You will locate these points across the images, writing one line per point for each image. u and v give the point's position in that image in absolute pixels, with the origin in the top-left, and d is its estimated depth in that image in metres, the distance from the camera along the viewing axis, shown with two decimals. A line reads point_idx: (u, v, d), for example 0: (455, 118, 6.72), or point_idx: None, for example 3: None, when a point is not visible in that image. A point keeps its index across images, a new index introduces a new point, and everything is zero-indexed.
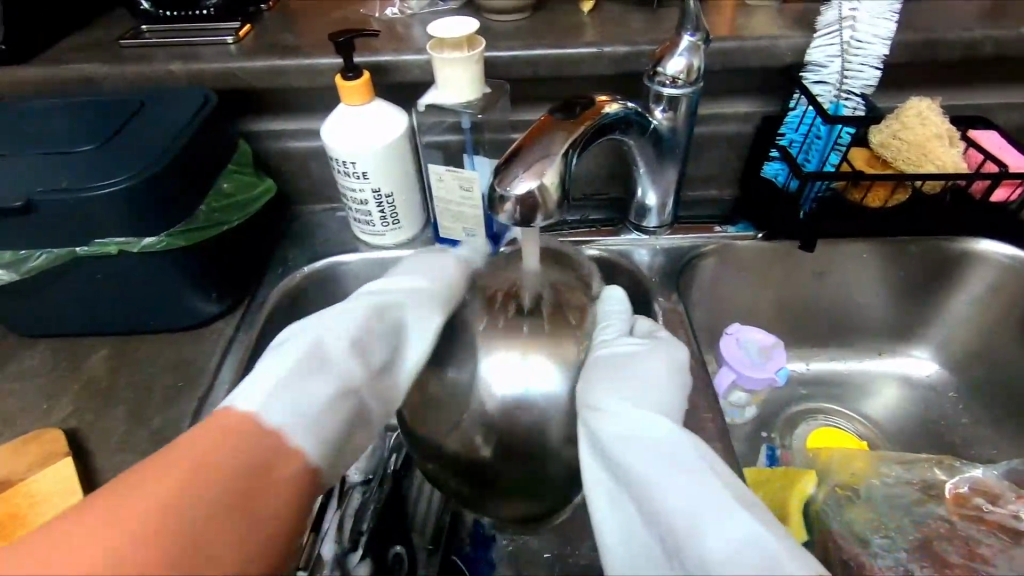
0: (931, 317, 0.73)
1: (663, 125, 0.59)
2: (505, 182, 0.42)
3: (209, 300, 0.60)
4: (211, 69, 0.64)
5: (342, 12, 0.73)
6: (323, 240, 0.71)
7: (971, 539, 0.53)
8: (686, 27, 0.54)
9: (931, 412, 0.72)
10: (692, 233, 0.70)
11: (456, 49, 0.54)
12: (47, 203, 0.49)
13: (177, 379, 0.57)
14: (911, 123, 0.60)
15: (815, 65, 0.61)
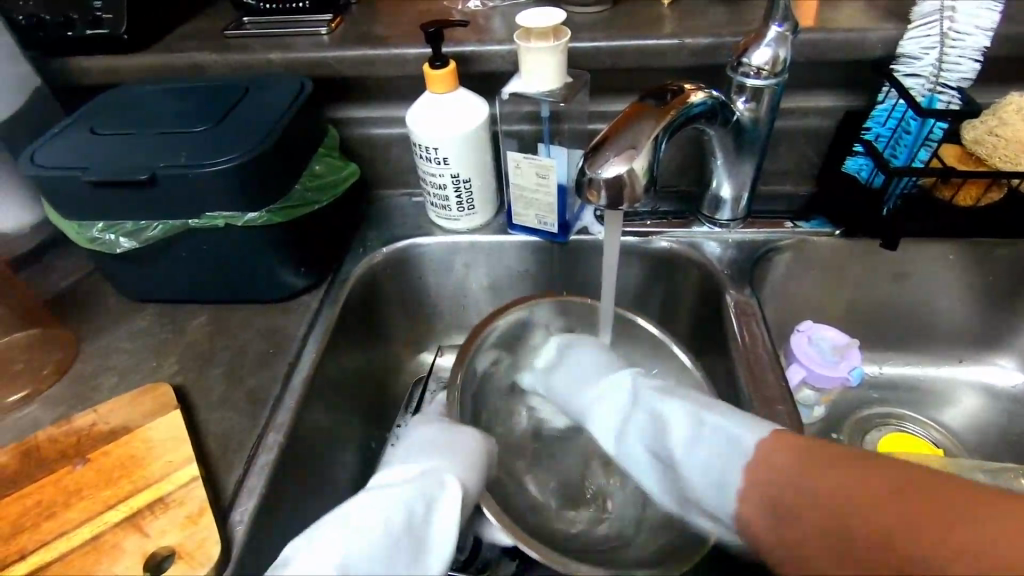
0: (1019, 325, 0.70)
1: (745, 117, 0.59)
2: (595, 166, 0.43)
3: (298, 274, 0.64)
4: (306, 58, 0.68)
5: (426, 4, 0.76)
6: (399, 223, 0.75)
7: None
8: (774, 17, 0.53)
9: (1014, 425, 0.69)
10: (766, 228, 0.69)
11: (542, 38, 0.56)
12: (167, 177, 0.54)
13: (268, 345, 0.62)
14: (1011, 119, 0.57)
15: (907, 57, 0.59)
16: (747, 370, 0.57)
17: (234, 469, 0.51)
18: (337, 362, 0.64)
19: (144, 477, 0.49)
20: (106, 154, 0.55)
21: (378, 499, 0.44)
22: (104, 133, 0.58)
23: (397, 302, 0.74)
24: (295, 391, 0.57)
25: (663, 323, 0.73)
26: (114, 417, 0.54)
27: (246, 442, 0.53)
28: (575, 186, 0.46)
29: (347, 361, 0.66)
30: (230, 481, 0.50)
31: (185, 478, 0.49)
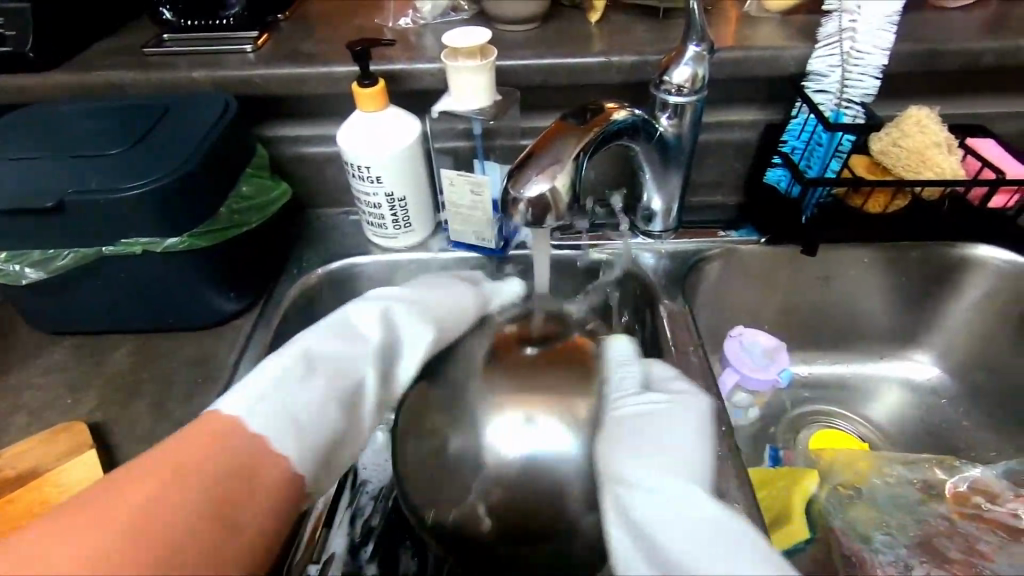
0: (931, 322, 0.75)
1: (668, 132, 0.61)
2: (518, 184, 0.44)
3: (227, 298, 0.62)
4: (232, 76, 0.66)
5: (357, 21, 0.75)
6: (336, 242, 0.73)
7: (969, 535, 0.54)
8: (691, 37, 0.56)
9: (931, 416, 0.74)
10: (696, 237, 0.71)
11: (469, 57, 0.56)
12: (78, 203, 0.51)
13: (196, 375, 0.59)
14: (911, 131, 0.62)
15: (816, 74, 0.63)
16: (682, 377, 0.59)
17: None
18: None
19: None
20: (9, 179, 0.52)
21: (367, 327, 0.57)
22: (7, 157, 0.55)
23: None
24: None
25: None
26: (23, 461, 0.50)
27: None
28: (501, 204, 0.46)
29: None
30: None
31: None
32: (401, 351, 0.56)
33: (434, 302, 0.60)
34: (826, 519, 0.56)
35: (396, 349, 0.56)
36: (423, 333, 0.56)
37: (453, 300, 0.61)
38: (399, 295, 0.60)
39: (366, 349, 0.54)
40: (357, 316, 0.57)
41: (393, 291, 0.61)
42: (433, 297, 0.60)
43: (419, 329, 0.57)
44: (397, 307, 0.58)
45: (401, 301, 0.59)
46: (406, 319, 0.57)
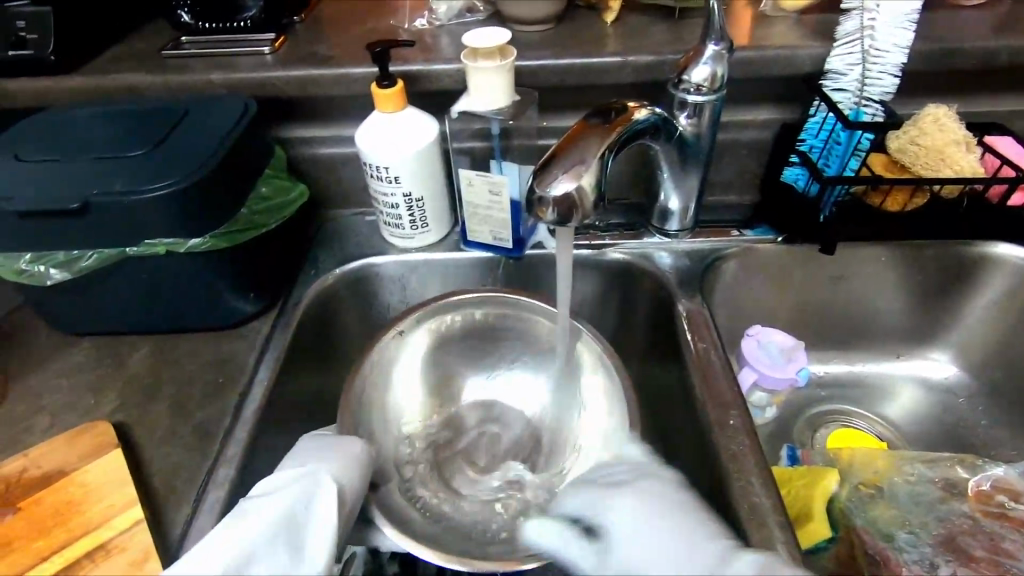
0: (949, 321, 0.75)
1: (687, 131, 0.61)
2: (544, 184, 0.44)
3: (247, 299, 0.62)
4: (249, 78, 0.66)
5: (371, 24, 0.76)
6: (352, 243, 0.73)
7: (992, 534, 0.54)
8: (711, 36, 0.56)
9: (949, 414, 0.73)
10: (713, 237, 0.71)
11: (489, 57, 0.56)
12: (102, 205, 0.52)
13: (217, 376, 0.59)
14: (930, 129, 0.62)
15: (835, 73, 0.63)
16: (700, 375, 0.59)
17: (183, 509, 0.48)
18: (290, 389, 0.62)
19: (81, 524, 0.47)
20: (34, 181, 0.53)
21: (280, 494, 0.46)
22: (31, 160, 0.55)
23: (352, 324, 0.72)
24: (246, 421, 0.55)
25: (620, 333, 0.74)
26: (49, 461, 0.50)
27: (195, 480, 0.51)
28: (525, 204, 0.46)
29: (299, 387, 0.64)
30: (178, 522, 0.48)
31: (126, 522, 0.47)
32: (305, 531, 0.44)
33: (332, 459, 0.50)
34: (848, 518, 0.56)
35: (297, 537, 0.44)
36: (327, 496, 0.46)
37: (343, 472, 0.49)
38: (299, 473, 0.47)
39: (287, 515, 0.44)
40: (258, 512, 0.44)
41: (283, 477, 0.47)
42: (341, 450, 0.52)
43: (327, 489, 0.46)
44: (285, 490, 0.46)
45: (311, 478, 0.47)
46: (309, 512, 0.45)
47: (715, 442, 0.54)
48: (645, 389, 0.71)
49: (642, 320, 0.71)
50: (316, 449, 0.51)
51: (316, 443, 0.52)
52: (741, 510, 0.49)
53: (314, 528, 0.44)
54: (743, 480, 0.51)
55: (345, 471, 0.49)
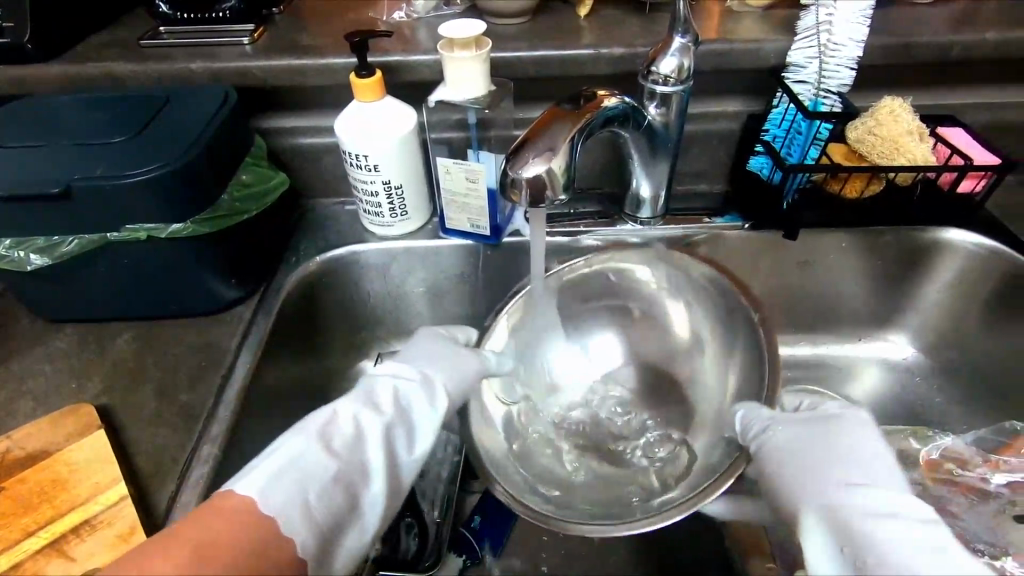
0: (907, 304, 0.78)
1: (657, 121, 0.63)
2: (517, 167, 0.46)
3: (229, 285, 0.63)
4: (230, 67, 0.67)
5: (350, 15, 0.77)
6: (333, 231, 0.75)
7: (941, 499, 0.57)
8: (677, 29, 0.58)
9: (906, 393, 0.77)
10: (683, 224, 0.74)
11: (465, 48, 0.58)
12: (84, 190, 0.52)
13: (199, 360, 0.60)
14: (884, 120, 0.65)
15: (795, 66, 0.66)
16: None
17: (167, 486, 0.50)
18: (272, 373, 0.63)
19: (67, 501, 0.48)
20: (15, 167, 0.53)
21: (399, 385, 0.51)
22: (12, 146, 0.55)
23: (333, 311, 0.74)
24: (229, 402, 0.56)
25: None
26: (33, 442, 0.51)
27: (180, 458, 0.52)
28: (500, 187, 0.48)
29: (282, 371, 0.65)
30: (163, 498, 0.49)
31: (111, 499, 0.48)
32: (412, 424, 0.50)
33: (448, 364, 0.55)
34: None
35: (405, 429, 0.49)
36: (436, 402, 0.51)
37: (461, 375, 0.55)
38: (415, 376, 0.52)
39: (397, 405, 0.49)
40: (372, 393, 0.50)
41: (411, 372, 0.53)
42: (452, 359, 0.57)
43: (438, 395, 0.52)
44: (414, 385, 0.51)
45: (432, 377, 0.53)
46: (428, 406, 0.51)
47: None
48: None
49: None
50: (451, 352, 0.57)
51: (442, 345, 0.58)
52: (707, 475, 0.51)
53: (423, 426, 0.50)
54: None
55: (456, 375, 0.54)
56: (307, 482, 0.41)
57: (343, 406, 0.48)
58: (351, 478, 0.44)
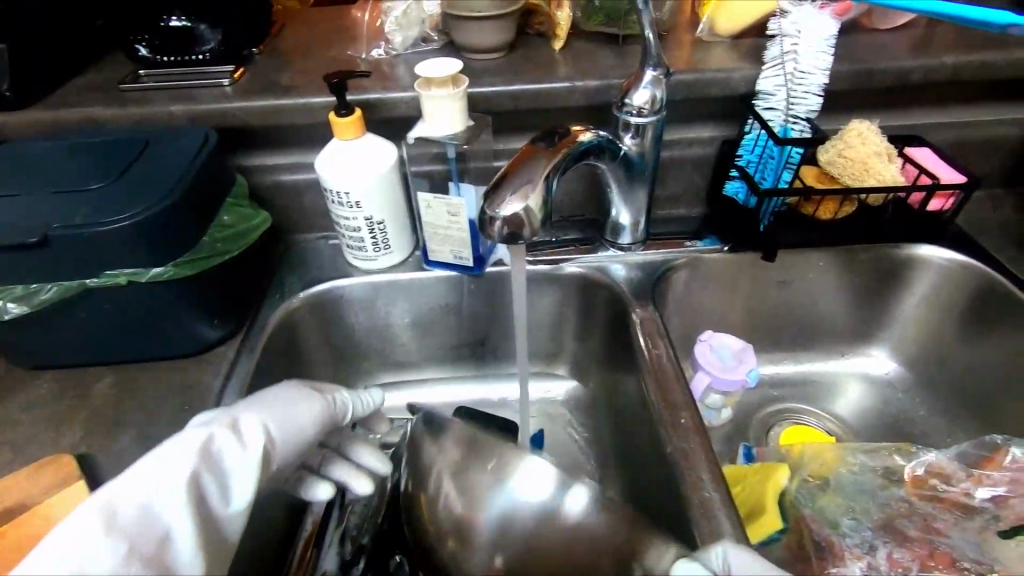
0: (886, 319, 0.80)
1: (632, 150, 0.65)
2: (495, 206, 0.46)
3: (212, 325, 0.63)
4: (210, 109, 0.68)
5: (330, 53, 0.78)
6: (317, 266, 0.75)
7: (928, 514, 0.57)
8: (648, 63, 0.60)
9: (891, 407, 0.78)
10: (665, 248, 0.75)
11: (442, 86, 0.59)
12: (63, 237, 0.52)
13: (182, 403, 0.59)
14: (853, 143, 0.68)
15: (765, 93, 0.67)
16: (654, 381, 0.60)
17: None
18: None
19: None
20: None
21: (199, 432, 0.47)
22: None
23: (318, 346, 0.73)
24: None
25: (580, 342, 0.78)
26: (8, 496, 0.50)
27: None
28: (479, 224, 0.48)
29: None
30: None
31: None
32: (225, 477, 0.47)
33: (275, 409, 0.53)
34: (798, 509, 0.59)
35: (218, 482, 0.46)
36: (251, 449, 0.48)
37: (289, 420, 0.52)
38: (221, 421, 0.49)
39: (200, 455, 0.46)
40: (174, 450, 0.46)
41: (216, 421, 0.49)
42: (268, 401, 0.53)
43: (257, 444, 0.49)
44: (222, 434, 0.48)
45: (245, 421, 0.50)
46: (238, 449, 0.48)
47: (668, 441, 0.54)
48: (607, 397, 0.75)
49: (599, 329, 0.75)
50: (282, 395, 0.55)
51: (281, 391, 0.56)
52: (688, 486, 0.50)
53: (234, 475, 0.47)
54: (690, 469, 0.51)
55: (296, 417, 0.53)
56: (92, 567, 0.38)
57: (132, 472, 0.44)
58: (148, 550, 0.41)
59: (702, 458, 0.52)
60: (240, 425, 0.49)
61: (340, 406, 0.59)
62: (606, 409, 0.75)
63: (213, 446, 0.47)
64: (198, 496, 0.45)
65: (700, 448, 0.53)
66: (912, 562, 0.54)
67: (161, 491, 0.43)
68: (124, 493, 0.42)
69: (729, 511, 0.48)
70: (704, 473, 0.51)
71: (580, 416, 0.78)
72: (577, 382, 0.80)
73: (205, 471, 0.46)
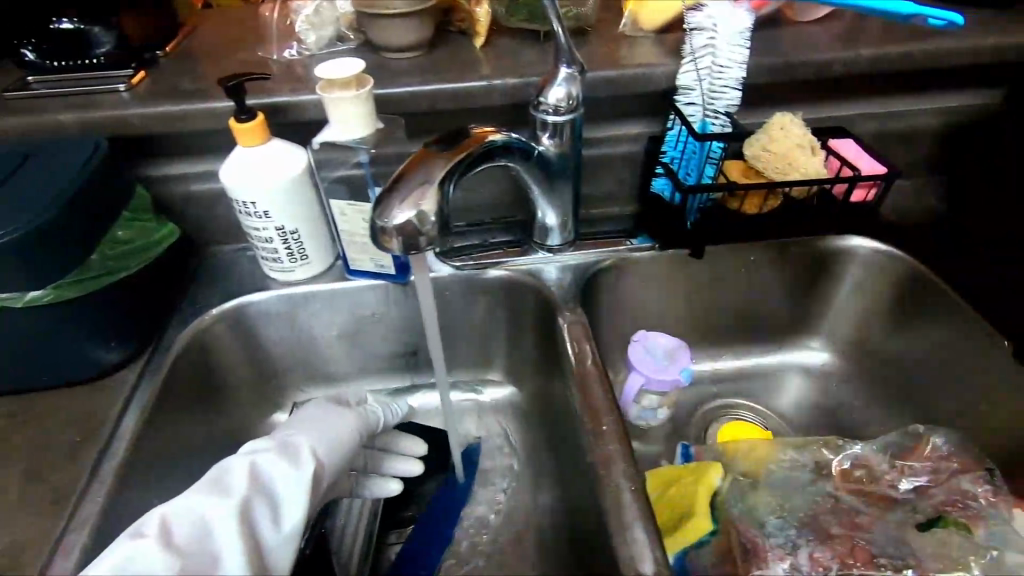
0: (819, 310, 0.80)
1: (551, 151, 0.63)
2: (384, 214, 0.43)
3: (110, 348, 0.59)
4: (103, 116, 0.63)
5: (240, 55, 0.74)
6: (233, 280, 0.71)
7: (851, 510, 0.57)
8: (562, 60, 0.58)
9: (827, 398, 0.79)
10: (597, 248, 0.74)
11: (345, 88, 0.56)
12: None
13: (75, 433, 0.55)
14: (776, 137, 0.68)
15: (684, 88, 0.66)
16: (579, 388, 0.58)
17: None
18: (162, 440, 0.58)
19: None
20: None
21: (257, 454, 0.49)
22: None
23: (236, 364, 0.70)
24: (102, 480, 0.51)
25: (514, 348, 0.76)
26: None
27: (42, 551, 0.46)
28: (371, 233, 0.45)
29: (175, 435, 0.60)
30: None
31: None
32: (278, 495, 0.47)
33: (314, 426, 0.55)
34: (727, 510, 0.58)
35: (270, 504, 0.46)
36: (305, 466, 0.49)
37: (330, 433, 0.55)
38: (278, 444, 0.51)
39: (255, 476, 0.47)
40: (231, 471, 0.47)
41: (268, 443, 0.51)
42: (326, 425, 0.55)
43: (310, 458, 0.50)
44: (271, 452, 0.49)
45: (294, 440, 0.52)
46: (295, 468, 0.49)
47: (591, 450, 0.52)
48: (542, 402, 0.73)
49: (531, 332, 0.73)
50: (317, 412, 0.58)
51: (327, 410, 0.58)
52: (608, 497, 0.49)
53: (288, 493, 0.47)
54: (611, 478, 0.50)
55: (337, 428, 0.56)
56: None
57: (192, 493, 0.45)
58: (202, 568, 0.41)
59: (623, 467, 0.50)
60: (298, 448, 0.50)
61: (371, 415, 0.64)
62: (542, 416, 0.73)
63: (269, 467, 0.48)
64: (254, 515, 0.45)
65: (621, 456, 0.51)
66: (833, 561, 0.53)
67: (217, 510, 0.44)
68: (183, 509, 0.44)
69: (647, 522, 0.47)
70: (623, 482, 0.49)
71: (516, 424, 0.76)
72: (514, 389, 0.78)
73: (260, 491, 0.46)
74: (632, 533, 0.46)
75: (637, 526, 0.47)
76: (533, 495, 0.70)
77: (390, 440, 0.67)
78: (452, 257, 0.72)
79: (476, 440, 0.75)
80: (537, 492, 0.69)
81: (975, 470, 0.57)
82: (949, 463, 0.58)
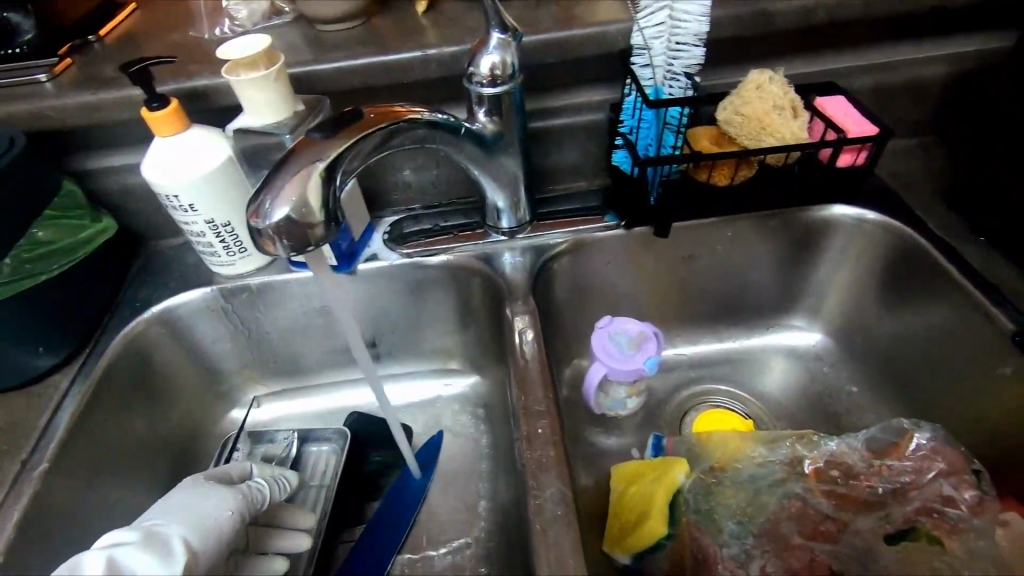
0: (807, 286, 0.73)
1: (488, 128, 0.57)
2: (257, 213, 0.40)
3: (39, 354, 0.57)
4: (21, 110, 0.60)
5: (172, 36, 0.70)
6: (175, 274, 0.69)
7: (821, 515, 0.52)
8: (492, 24, 0.52)
9: (814, 382, 0.72)
10: (556, 228, 0.68)
11: (252, 69, 0.52)
12: None
13: (3, 443, 0.54)
14: (750, 97, 0.61)
15: (639, 48, 0.59)
16: (518, 387, 0.54)
17: None
18: (96, 447, 0.57)
19: None
20: None
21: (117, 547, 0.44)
22: None
23: (183, 362, 0.68)
24: (22, 493, 0.50)
25: (472, 338, 0.72)
26: None
27: None
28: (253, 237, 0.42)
29: (112, 440, 0.59)
30: None
31: None
32: None
33: (185, 511, 0.50)
34: (685, 511, 0.53)
35: None
36: (175, 559, 0.44)
37: (205, 516, 0.50)
38: (145, 532, 0.46)
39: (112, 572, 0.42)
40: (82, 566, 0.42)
41: (130, 532, 0.46)
42: (203, 506, 0.51)
43: (182, 550, 0.45)
44: (131, 545, 0.44)
45: (163, 529, 0.47)
46: (163, 559, 0.44)
47: (523, 457, 0.50)
48: (501, 394, 0.69)
49: (487, 319, 0.69)
50: (190, 495, 0.52)
51: (213, 486, 0.53)
52: (532, 510, 0.46)
53: None
54: (538, 489, 0.47)
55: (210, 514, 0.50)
56: None
57: None
58: None
59: (554, 476, 0.47)
60: (167, 537, 0.46)
61: (257, 492, 0.56)
62: (501, 409, 0.69)
63: (132, 559, 0.43)
64: None
65: (553, 464, 0.48)
66: None
67: None
68: None
69: (569, 541, 0.44)
70: (549, 493, 0.46)
71: (478, 415, 0.72)
72: (478, 377, 0.75)
73: None
74: (554, 550, 0.43)
75: (560, 542, 0.44)
76: (490, 493, 0.66)
77: (279, 513, 0.58)
78: (401, 244, 0.68)
79: (437, 433, 0.71)
80: (494, 490, 0.66)
81: (960, 472, 0.51)
82: (932, 463, 0.52)
